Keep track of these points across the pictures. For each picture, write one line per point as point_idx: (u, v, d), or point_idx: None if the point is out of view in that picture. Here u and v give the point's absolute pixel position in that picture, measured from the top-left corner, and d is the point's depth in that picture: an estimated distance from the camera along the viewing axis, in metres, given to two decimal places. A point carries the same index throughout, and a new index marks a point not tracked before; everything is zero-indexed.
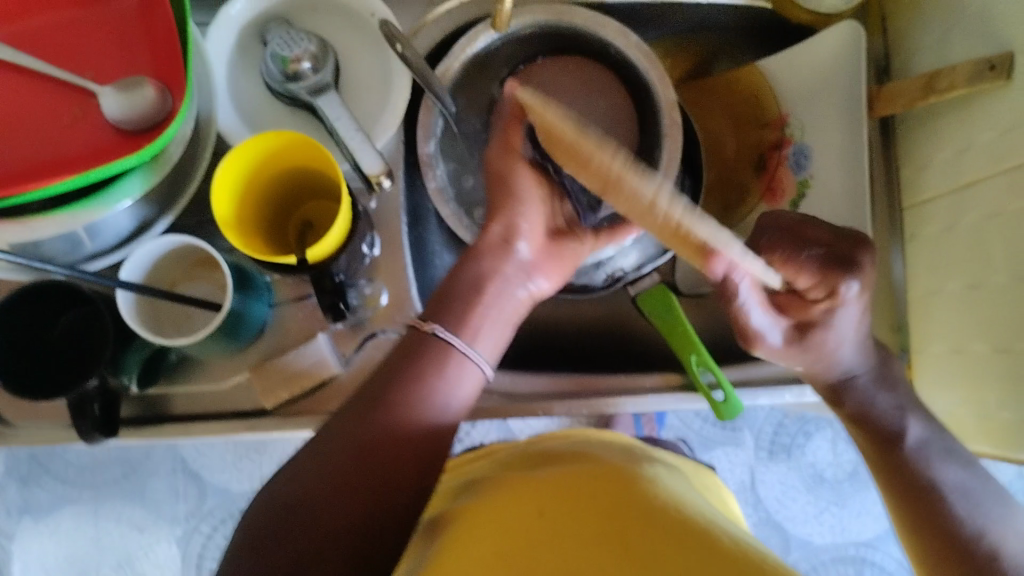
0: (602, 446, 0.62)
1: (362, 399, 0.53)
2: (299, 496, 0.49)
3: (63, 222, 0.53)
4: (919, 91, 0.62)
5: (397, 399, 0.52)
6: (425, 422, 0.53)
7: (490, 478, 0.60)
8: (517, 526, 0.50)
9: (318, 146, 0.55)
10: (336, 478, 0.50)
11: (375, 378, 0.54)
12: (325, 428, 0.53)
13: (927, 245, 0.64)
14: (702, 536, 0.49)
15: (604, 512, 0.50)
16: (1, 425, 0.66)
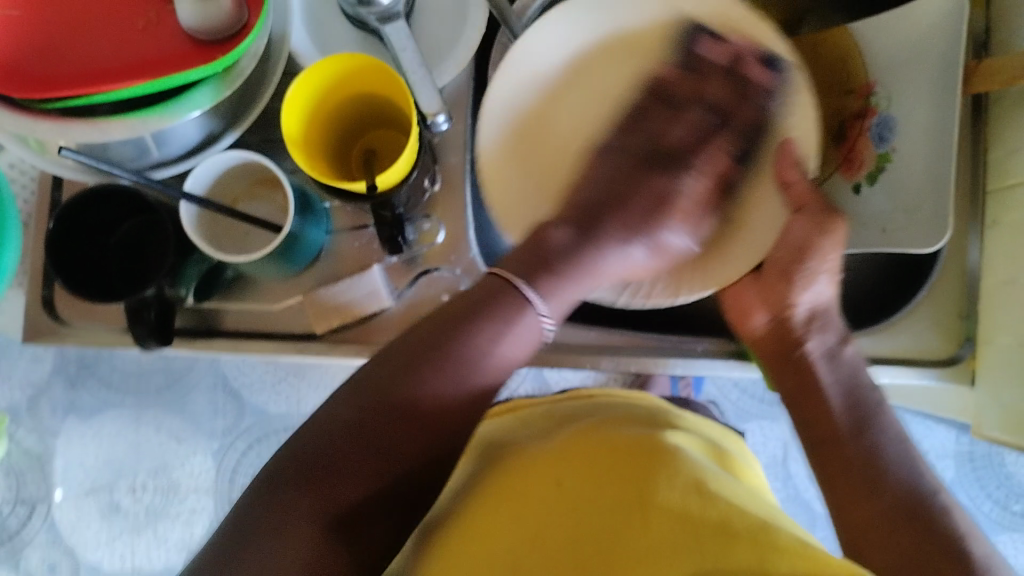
0: (614, 406, 0.63)
1: (428, 339, 0.51)
2: (331, 445, 0.47)
3: (132, 126, 0.52)
4: (1020, 70, 0.59)
5: (467, 345, 0.50)
6: (489, 363, 0.51)
7: (511, 442, 0.62)
8: (536, 483, 0.53)
9: (390, 72, 0.54)
10: (397, 416, 0.48)
11: (441, 319, 0.52)
12: (367, 367, 0.50)
13: (1008, 232, 0.62)
14: (719, 504, 0.47)
15: (627, 483, 0.51)
16: (56, 323, 0.67)
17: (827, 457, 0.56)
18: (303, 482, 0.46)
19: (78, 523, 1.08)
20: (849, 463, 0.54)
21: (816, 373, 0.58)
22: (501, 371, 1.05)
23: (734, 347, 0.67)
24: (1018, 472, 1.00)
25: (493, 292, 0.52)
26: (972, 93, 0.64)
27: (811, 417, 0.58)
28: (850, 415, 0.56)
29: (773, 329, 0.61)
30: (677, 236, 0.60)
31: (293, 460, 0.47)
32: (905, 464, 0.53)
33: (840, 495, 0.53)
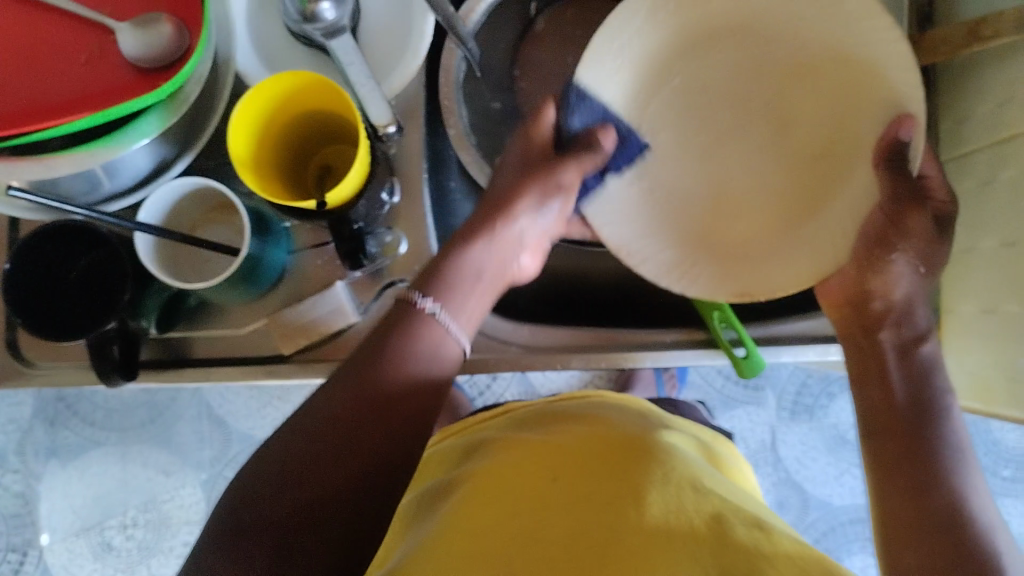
0: (606, 406, 0.61)
1: (353, 365, 0.51)
2: (268, 484, 0.46)
3: (79, 161, 0.52)
4: (962, 39, 0.60)
5: (389, 363, 0.51)
6: (415, 378, 0.51)
7: (486, 439, 0.60)
8: (520, 478, 0.52)
9: (338, 88, 0.55)
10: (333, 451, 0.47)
11: (361, 350, 0.52)
12: (303, 409, 0.50)
13: (964, 200, 0.62)
14: (706, 501, 0.48)
15: (614, 476, 0.50)
16: (22, 365, 0.66)
17: (880, 442, 0.51)
18: (244, 523, 0.45)
19: (71, 565, 1.10)
20: (905, 454, 0.50)
21: (887, 364, 0.54)
22: (485, 377, 1.06)
23: (705, 335, 0.67)
24: (1004, 438, 1.01)
25: (398, 316, 0.53)
26: (920, 65, 0.65)
27: (870, 403, 0.53)
28: (908, 395, 0.52)
29: (854, 311, 0.58)
30: (527, 251, 0.61)
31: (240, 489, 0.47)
32: (957, 449, 0.49)
33: (892, 511, 0.48)
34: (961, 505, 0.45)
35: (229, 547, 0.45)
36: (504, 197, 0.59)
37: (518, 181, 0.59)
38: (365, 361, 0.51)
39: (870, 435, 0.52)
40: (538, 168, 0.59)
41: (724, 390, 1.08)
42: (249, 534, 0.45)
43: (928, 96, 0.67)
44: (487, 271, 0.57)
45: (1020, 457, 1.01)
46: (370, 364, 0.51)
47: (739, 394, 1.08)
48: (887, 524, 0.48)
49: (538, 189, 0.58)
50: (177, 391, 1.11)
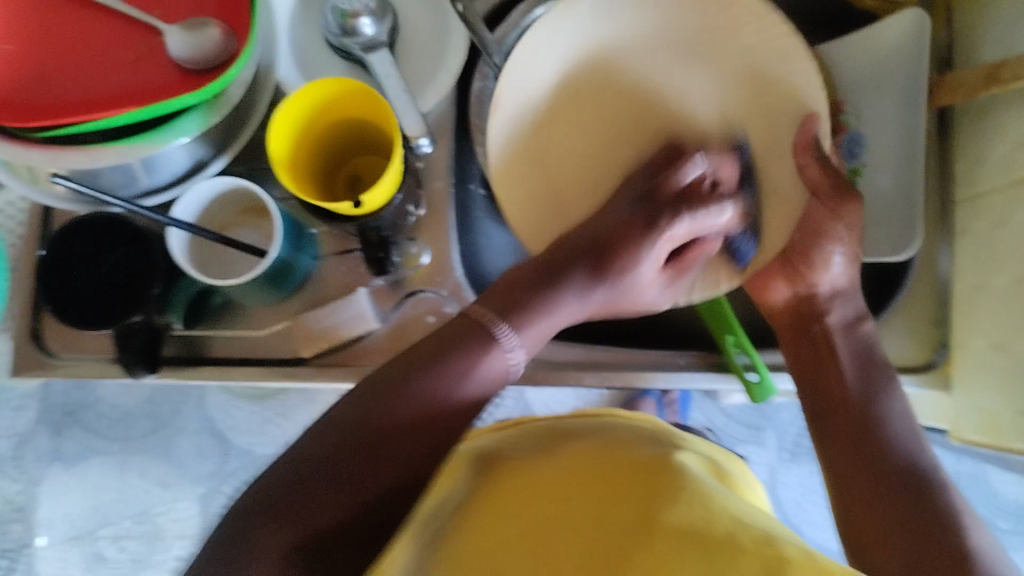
0: (621, 427, 0.63)
1: (406, 363, 0.51)
2: (300, 475, 0.46)
3: (121, 153, 0.53)
4: (981, 82, 0.62)
5: (448, 367, 0.50)
6: (464, 400, 0.51)
7: (496, 453, 0.61)
8: (535, 495, 0.54)
9: (376, 97, 0.57)
10: (371, 443, 0.47)
11: (428, 340, 0.52)
12: (353, 390, 0.50)
13: (975, 239, 0.64)
14: (719, 518, 0.48)
15: (633, 498, 0.51)
16: (45, 354, 0.67)
17: (830, 422, 0.57)
18: (279, 506, 0.45)
19: (64, 573, 1.11)
20: (852, 433, 0.55)
21: (834, 340, 0.60)
22: (488, 404, 1.06)
23: (718, 359, 0.68)
24: (1002, 490, 1.01)
25: (465, 334, 0.52)
26: (937, 107, 0.67)
27: (821, 385, 0.58)
28: (858, 379, 0.57)
29: (794, 303, 0.63)
30: (648, 262, 0.58)
31: (281, 462, 0.48)
32: (894, 430, 0.54)
33: (835, 462, 0.55)
34: (895, 445, 0.53)
35: (285, 517, 0.45)
36: (612, 238, 0.58)
37: (613, 235, 0.58)
38: (399, 379, 0.50)
39: (818, 417, 0.57)
40: (633, 229, 0.58)
41: (726, 428, 1.09)
42: (292, 511, 0.45)
43: (942, 138, 0.68)
44: (664, 250, 0.59)
45: (1018, 510, 1.01)
46: (364, 426, 0.48)
47: (741, 434, 1.08)
48: (842, 492, 0.53)
49: (589, 265, 0.57)
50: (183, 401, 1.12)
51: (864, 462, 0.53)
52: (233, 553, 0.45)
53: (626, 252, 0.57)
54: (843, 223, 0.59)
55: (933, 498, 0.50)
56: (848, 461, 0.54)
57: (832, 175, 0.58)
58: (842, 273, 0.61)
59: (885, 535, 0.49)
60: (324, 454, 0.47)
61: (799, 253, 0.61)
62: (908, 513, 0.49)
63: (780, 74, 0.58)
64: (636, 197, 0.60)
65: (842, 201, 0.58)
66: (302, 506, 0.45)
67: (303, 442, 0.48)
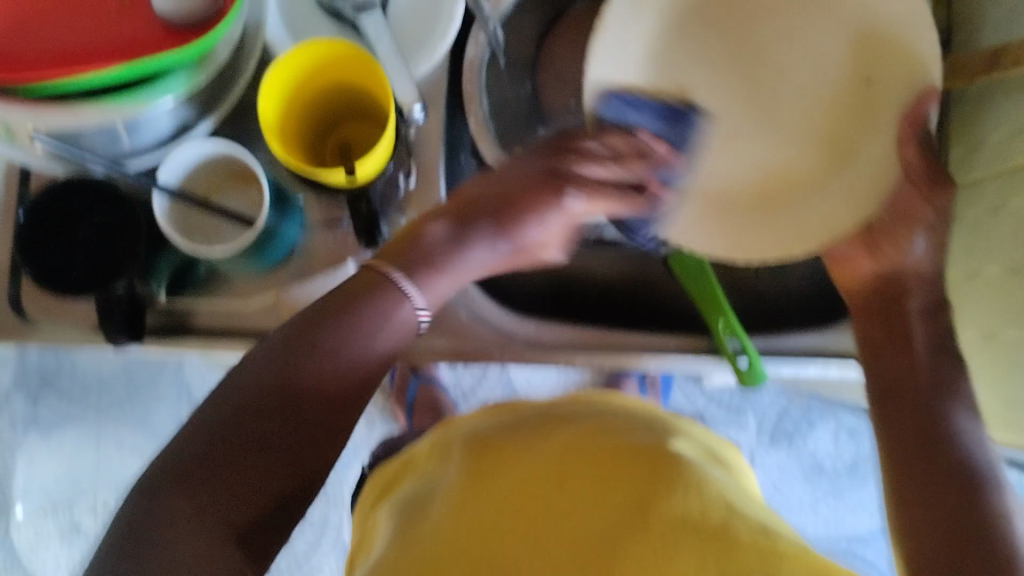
0: (607, 408, 0.61)
1: (291, 332, 0.51)
2: (207, 441, 0.47)
3: (106, 112, 0.52)
4: (981, 66, 0.61)
5: (337, 329, 0.51)
6: (375, 352, 0.52)
7: (480, 432, 0.60)
8: (526, 480, 0.53)
9: (370, 63, 0.55)
10: (256, 405, 0.48)
11: (312, 309, 0.52)
12: (266, 340, 0.51)
13: (969, 225, 0.63)
14: (710, 504, 0.49)
15: (633, 481, 0.51)
16: (22, 321, 0.65)
17: (891, 404, 0.56)
18: (199, 462, 0.46)
19: (38, 547, 1.10)
20: (919, 412, 0.54)
21: (910, 324, 0.58)
22: (470, 381, 1.06)
23: (706, 342, 0.67)
24: None
25: (376, 288, 0.53)
26: (936, 90, 0.66)
27: (889, 365, 0.57)
28: (929, 363, 0.56)
29: (873, 287, 0.60)
30: (548, 223, 0.58)
31: (197, 435, 0.47)
32: (966, 445, 0.52)
33: (901, 461, 0.53)
34: (971, 446, 0.53)
35: (192, 480, 0.46)
36: (518, 194, 0.57)
37: (506, 207, 0.57)
38: (293, 349, 0.50)
39: (884, 399, 0.56)
40: (535, 184, 0.57)
41: (707, 411, 1.08)
42: (216, 466, 0.46)
43: (939, 122, 0.68)
44: (567, 215, 0.58)
45: None
46: (283, 390, 0.49)
47: (722, 416, 1.08)
48: (899, 496, 0.52)
49: (489, 222, 0.57)
50: (160, 369, 1.11)
51: (930, 449, 0.53)
52: (135, 539, 0.44)
53: (538, 201, 0.57)
54: (931, 209, 0.57)
55: (991, 498, 0.50)
56: (912, 457, 0.53)
57: (922, 150, 0.56)
58: (926, 255, 0.59)
59: (929, 520, 0.50)
60: (226, 421, 0.47)
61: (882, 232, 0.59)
62: (953, 510, 0.50)
63: (902, 37, 0.57)
64: (545, 151, 0.58)
65: (939, 189, 0.56)
66: (211, 480, 0.46)
67: (200, 412, 0.49)
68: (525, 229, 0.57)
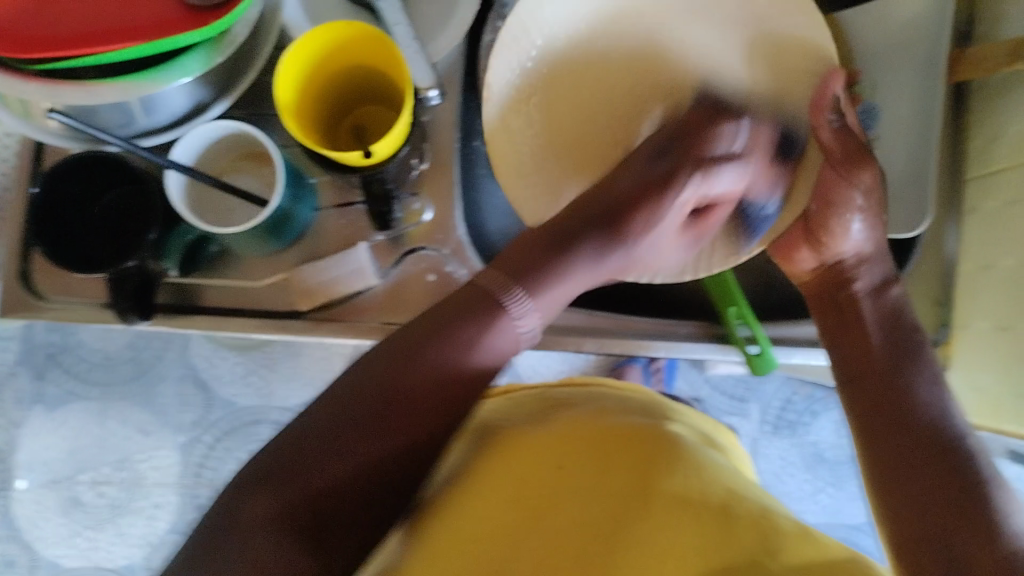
0: (610, 395, 0.61)
1: (403, 337, 0.48)
2: (328, 429, 0.44)
3: (122, 89, 0.51)
4: (1002, 59, 0.60)
5: (469, 333, 0.47)
6: (483, 364, 0.48)
7: (486, 423, 0.60)
8: (529, 468, 0.52)
9: (389, 48, 0.55)
10: (386, 400, 0.45)
11: (440, 305, 0.49)
12: (387, 340, 0.48)
13: (985, 218, 0.63)
14: (714, 488, 0.50)
15: (632, 468, 0.50)
16: (33, 297, 0.65)
17: (860, 385, 0.54)
18: (272, 471, 0.44)
19: (39, 518, 1.09)
20: (877, 394, 0.53)
21: (862, 308, 0.57)
22: None
23: (717, 330, 0.67)
24: None
25: (476, 300, 0.49)
26: (955, 83, 0.66)
27: (847, 346, 0.56)
28: (885, 345, 0.55)
29: (820, 272, 0.61)
30: (670, 216, 0.57)
31: (307, 422, 0.45)
32: (925, 390, 0.51)
33: (868, 423, 0.52)
34: (926, 405, 0.51)
35: (277, 487, 0.43)
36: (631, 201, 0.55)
37: (632, 206, 0.55)
38: (408, 351, 0.47)
39: (851, 381, 0.55)
40: (657, 191, 0.56)
41: (711, 398, 1.09)
42: (305, 470, 0.44)
43: (956, 115, 0.67)
44: (686, 201, 0.58)
45: None
46: (390, 392, 0.46)
47: (725, 404, 1.08)
48: (878, 470, 0.49)
49: (602, 229, 0.54)
50: (165, 348, 1.11)
51: (895, 416, 0.51)
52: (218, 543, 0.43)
53: (637, 213, 0.55)
54: (858, 190, 0.57)
55: (969, 467, 0.47)
56: (887, 431, 0.50)
57: (837, 138, 0.57)
58: (863, 239, 0.59)
59: (900, 483, 0.48)
60: (337, 425, 0.45)
61: (816, 222, 0.59)
62: (943, 478, 0.46)
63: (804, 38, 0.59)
64: (654, 151, 0.58)
65: (853, 168, 0.56)
66: (283, 475, 0.44)
67: (302, 413, 0.46)
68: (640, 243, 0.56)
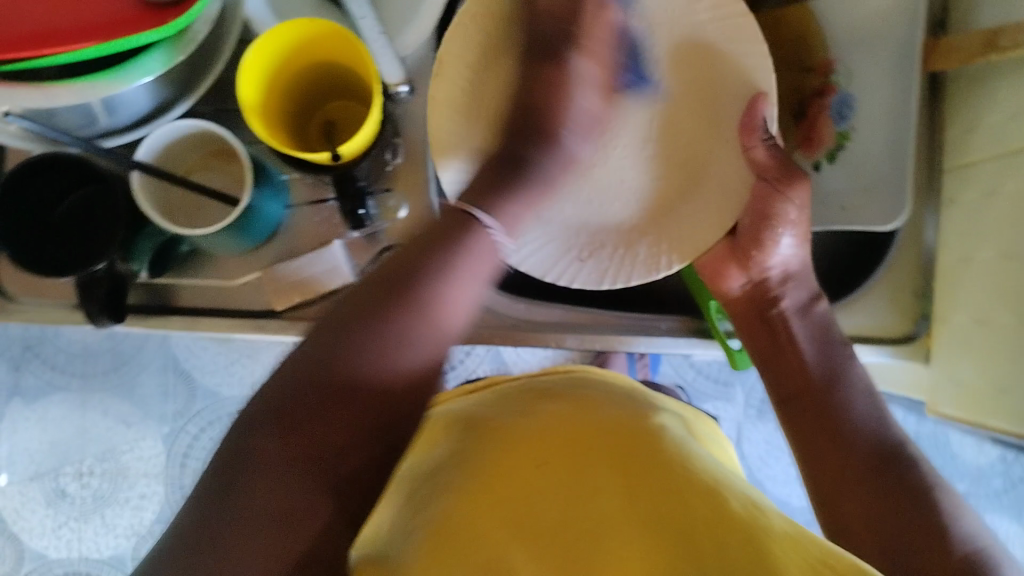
0: (598, 388, 0.59)
1: (371, 287, 0.48)
2: (306, 377, 0.45)
3: (79, 92, 0.50)
4: (979, 49, 0.59)
5: (422, 293, 0.47)
6: (407, 366, 0.46)
7: (472, 416, 0.59)
8: (512, 464, 0.51)
9: (351, 39, 0.53)
10: (335, 385, 0.44)
11: (398, 257, 0.49)
12: (331, 313, 0.47)
13: (964, 209, 0.63)
14: (699, 480, 0.48)
15: (608, 462, 0.50)
16: (2, 301, 0.64)
17: (794, 408, 0.57)
18: (292, 410, 0.44)
19: (23, 510, 1.08)
20: (813, 416, 0.56)
21: (791, 324, 0.59)
22: (458, 353, 1.05)
23: (697, 324, 0.67)
24: (962, 453, 1.00)
25: (451, 224, 0.50)
26: (932, 71, 0.65)
27: (777, 370, 0.59)
28: (818, 360, 0.58)
29: (749, 292, 0.61)
30: (556, 179, 0.58)
31: (290, 380, 0.45)
32: (856, 412, 0.55)
33: (823, 463, 0.53)
34: (864, 426, 0.54)
35: (276, 428, 0.44)
36: (519, 163, 0.55)
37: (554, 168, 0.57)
38: (376, 302, 0.47)
39: (785, 403, 0.58)
40: (536, 137, 0.56)
41: (696, 383, 1.08)
42: (297, 420, 0.44)
43: (934, 103, 0.66)
44: (572, 150, 0.58)
45: (976, 473, 1.00)
46: (338, 365, 0.45)
47: (709, 389, 1.08)
48: (820, 485, 0.53)
49: (464, 200, 0.53)
50: (144, 340, 1.09)
51: (832, 445, 0.54)
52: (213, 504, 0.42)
53: (558, 113, 0.57)
54: (794, 202, 0.57)
55: (911, 472, 0.51)
56: (818, 456, 0.54)
57: (773, 151, 0.56)
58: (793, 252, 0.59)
59: (853, 506, 0.51)
60: (290, 389, 0.44)
61: (749, 238, 0.59)
62: (889, 503, 0.50)
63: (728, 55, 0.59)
64: (523, 100, 0.57)
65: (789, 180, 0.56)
66: (291, 419, 0.44)
67: (301, 348, 0.46)
68: (531, 195, 0.54)
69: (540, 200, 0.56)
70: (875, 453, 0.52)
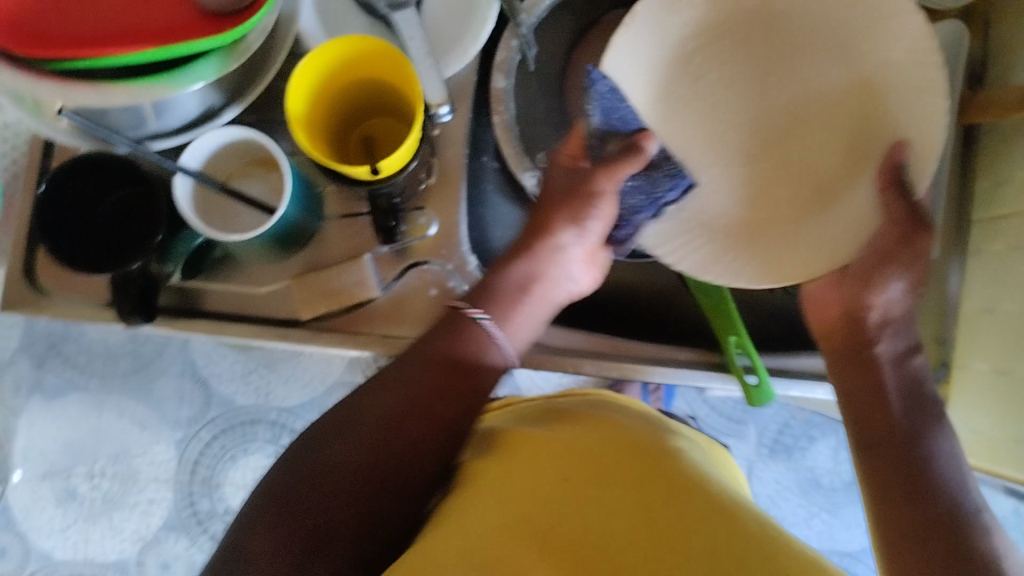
0: (617, 410, 0.60)
1: (395, 373, 0.55)
2: (336, 459, 0.51)
3: (135, 94, 0.51)
4: (1014, 102, 0.60)
5: (436, 361, 0.55)
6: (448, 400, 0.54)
7: (495, 428, 0.60)
8: (530, 476, 0.51)
9: (398, 59, 0.55)
10: (378, 446, 0.51)
11: (418, 344, 0.56)
12: (366, 386, 0.55)
13: (991, 260, 0.63)
14: (718, 508, 0.48)
15: (630, 482, 0.50)
16: (35, 293, 0.65)
17: (873, 453, 0.53)
18: (294, 501, 0.50)
19: (33, 506, 1.09)
20: (895, 452, 0.52)
21: (884, 372, 0.56)
22: None
23: (718, 358, 0.67)
24: None
25: (451, 327, 0.56)
26: (966, 122, 0.65)
27: (867, 412, 0.55)
28: (905, 412, 0.54)
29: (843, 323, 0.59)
30: (579, 232, 0.60)
31: (298, 455, 0.52)
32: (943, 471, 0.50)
33: (889, 511, 0.50)
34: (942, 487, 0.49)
35: (275, 520, 0.50)
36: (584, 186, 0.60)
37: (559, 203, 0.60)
38: (414, 375, 0.54)
39: (866, 450, 0.53)
40: (593, 170, 0.60)
41: (708, 418, 1.08)
42: (304, 510, 0.50)
43: (967, 154, 0.67)
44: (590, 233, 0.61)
45: None
46: (361, 432, 0.52)
47: (722, 426, 1.08)
48: (886, 529, 0.49)
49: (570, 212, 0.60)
50: (165, 345, 1.10)
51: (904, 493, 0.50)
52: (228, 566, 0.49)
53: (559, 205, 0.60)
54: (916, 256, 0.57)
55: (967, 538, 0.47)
56: (896, 498, 0.50)
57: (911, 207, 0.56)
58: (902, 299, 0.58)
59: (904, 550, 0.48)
60: (327, 463, 0.51)
61: (858, 276, 0.58)
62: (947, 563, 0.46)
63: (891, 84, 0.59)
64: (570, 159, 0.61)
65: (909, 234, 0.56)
66: (297, 502, 0.50)
67: (318, 424, 0.54)
68: (540, 259, 0.60)
69: (571, 242, 0.60)
70: (952, 514, 0.48)
